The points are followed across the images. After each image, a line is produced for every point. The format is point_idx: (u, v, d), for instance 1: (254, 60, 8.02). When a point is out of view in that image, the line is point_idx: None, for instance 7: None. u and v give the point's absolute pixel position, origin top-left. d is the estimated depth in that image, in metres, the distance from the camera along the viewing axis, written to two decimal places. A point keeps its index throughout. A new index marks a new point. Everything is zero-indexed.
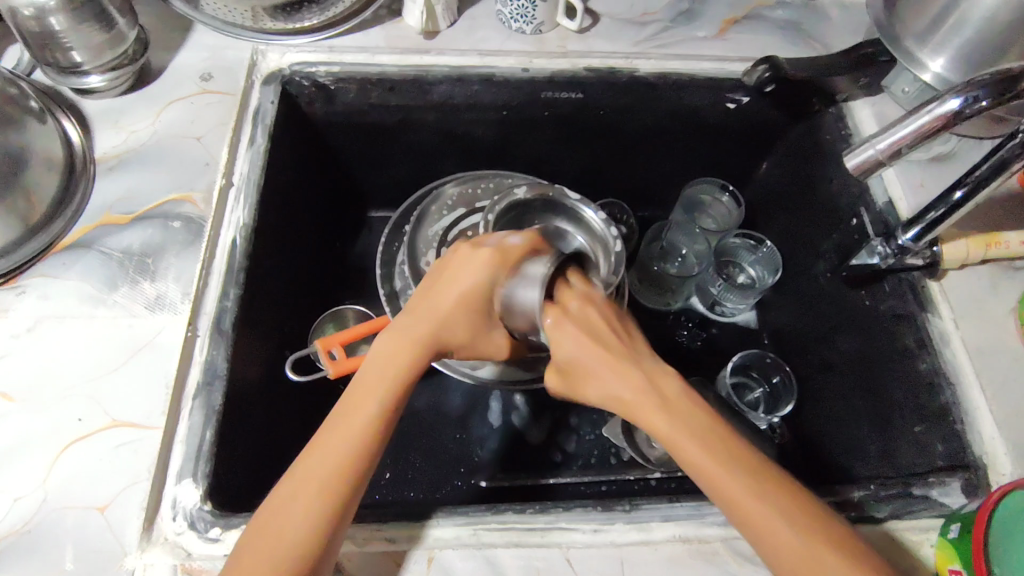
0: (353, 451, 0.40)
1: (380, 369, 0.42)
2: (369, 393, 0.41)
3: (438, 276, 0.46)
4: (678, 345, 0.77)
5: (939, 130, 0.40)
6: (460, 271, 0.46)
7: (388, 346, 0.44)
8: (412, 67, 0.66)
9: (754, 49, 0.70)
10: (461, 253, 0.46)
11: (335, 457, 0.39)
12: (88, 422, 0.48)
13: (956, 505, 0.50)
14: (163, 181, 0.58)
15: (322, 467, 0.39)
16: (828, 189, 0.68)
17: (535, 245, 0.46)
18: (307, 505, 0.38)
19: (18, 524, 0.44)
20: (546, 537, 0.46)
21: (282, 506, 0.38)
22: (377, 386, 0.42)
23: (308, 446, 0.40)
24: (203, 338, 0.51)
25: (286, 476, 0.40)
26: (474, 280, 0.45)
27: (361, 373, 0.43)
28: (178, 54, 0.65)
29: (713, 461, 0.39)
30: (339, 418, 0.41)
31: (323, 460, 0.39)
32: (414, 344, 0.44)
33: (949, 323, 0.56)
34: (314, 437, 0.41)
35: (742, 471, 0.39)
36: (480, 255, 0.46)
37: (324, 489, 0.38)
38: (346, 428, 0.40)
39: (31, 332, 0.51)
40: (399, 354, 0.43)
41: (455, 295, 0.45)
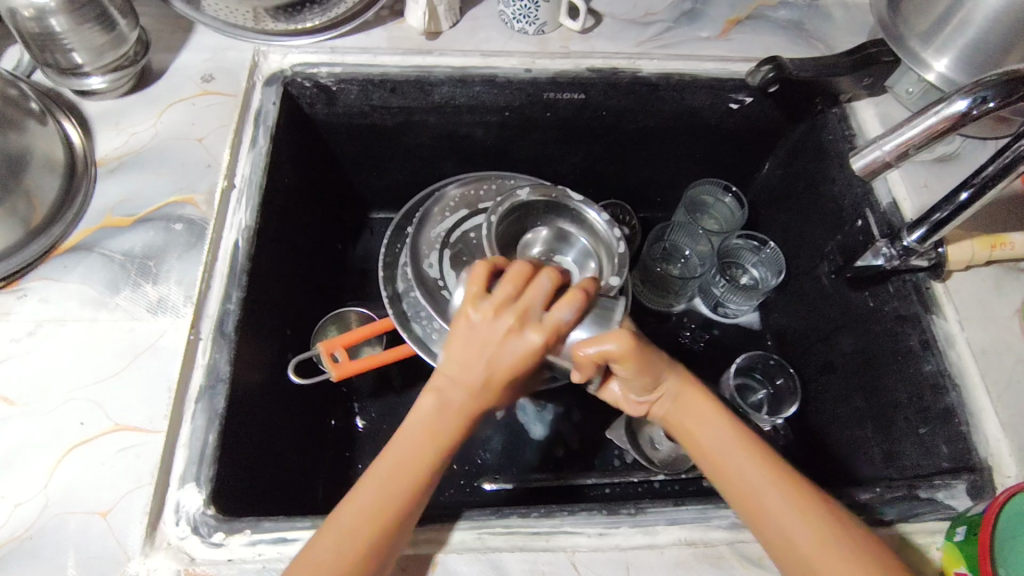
0: (395, 518, 0.40)
1: (429, 436, 0.43)
2: (417, 455, 0.43)
3: (469, 348, 0.44)
4: (680, 346, 0.77)
5: (947, 132, 0.40)
6: (500, 341, 0.44)
7: (434, 410, 0.44)
8: (413, 67, 0.65)
9: (757, 49, 0.70)
10: (490, 322, 0.44)
11: (388, 519, 0.40)
12: (90, 427, 0.47)
13: (961, 508, 0.50)
14: (164, 183, 0.58)
15: (370, 530, 0.40)
16: (831, 189, 0.67)
17: (573, 313, 0.44)
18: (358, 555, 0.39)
19: (21, 529, 0.44)
20: (551, 541, 0.46)
21: (331, 552, 0.39)
22: (429, 446, 0.43)
23: (349, 501, 0.41)
24: (205, 341, 0.51)
25: (325, 526, 0.40)
26: (517, 353, 0.44)
27: (410, 437, 0.43)
28: (179, 54, 0.65)
29: (763, 499, 0.42)
30: (393, 471, 0.42)
31: (365, 522, 0.40)
32: (459, 410, 0.44)
33: (955, 325, 0.56)
34: (358, 493, 0.41)
35: (782, 492, 0.42)
36: (520, 329, 0.44)
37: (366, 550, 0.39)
38: (393, 490, 0.41)
39: (32, 335, 0.50)
40: (446, 422, 0.44)
41: (484, 364, 0.44)
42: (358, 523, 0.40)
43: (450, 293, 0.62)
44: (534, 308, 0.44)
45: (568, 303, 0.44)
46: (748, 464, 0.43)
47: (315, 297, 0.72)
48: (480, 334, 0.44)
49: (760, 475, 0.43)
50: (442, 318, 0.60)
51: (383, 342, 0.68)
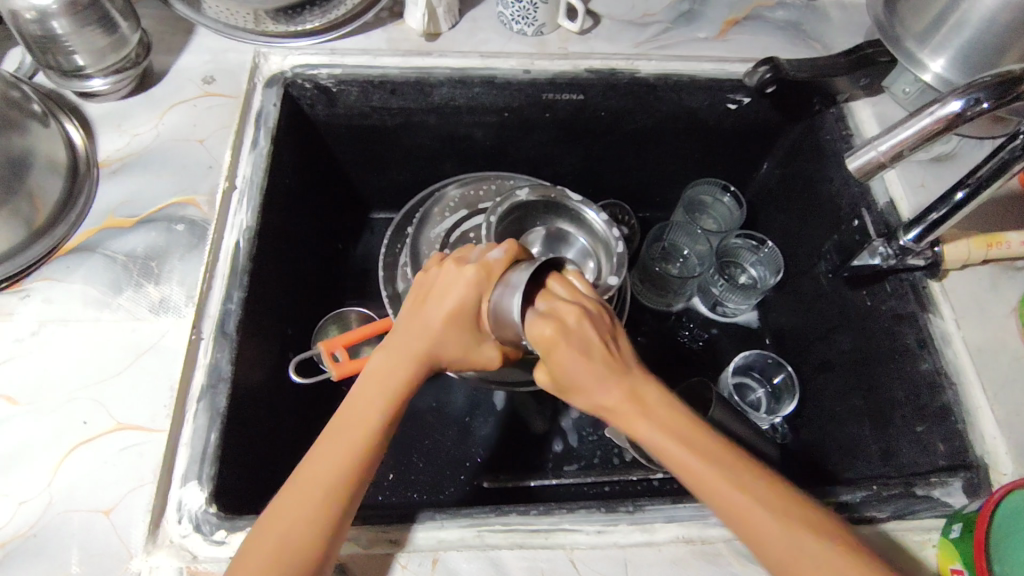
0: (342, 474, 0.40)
1: (377, 385, 0.43)
2: (364, 410, 0.43)
3: (428, 298, 0.46)
4: (679, 346, 0.77)
5: (941, 132, 0.41)
6: (443, 292, 0.46)
7: (381, 366, 0.44)
8: (413, 69, 0.66)
9: (755, 50, 0.70)
10: (450, 271, 0.46)
11: (335, 472, 0.40)
12: (93, 426, 0.48)
13: (957, 505, 0.50)
14: (166, 184, 0.58)
15: (316, 489, 0.40)
16: (829, 189, 0.68)
17: (563, 291, 0.43)
18: (311, 508, 0.39)
19: (25, 528, 0.44)
20: (550, 538, 0.46)
21: (284, 518, 0.39)
22: (374, 401, 0.43)
23: (297, 474, 0.41)
24: (207, 341, 0.51)
25: (281, 493, 0.40)
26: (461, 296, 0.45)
27: (357, 395, 0.43)
28: (180, 56, 0.65)
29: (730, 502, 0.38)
30: (344, 424, 0.42)
31: (313, 480, 0.40)
32: (408, 358, 0.45)
33: (951, 324, 0.56)
34: (308, 458, 0.41)
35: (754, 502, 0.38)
36: (460, 269, 0.45)
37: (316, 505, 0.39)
38: (346, 443, 0.41)
39: (36, 335, 0.51)
40: (395, 372, 0.44)
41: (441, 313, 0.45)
42: (318, 471, 0.40)
43: None
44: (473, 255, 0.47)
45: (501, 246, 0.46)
46: (719, 469, 0.38)
47: (315, 298, 0.72)
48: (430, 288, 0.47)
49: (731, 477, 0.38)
50: None
51: (383, 340, 0.69)
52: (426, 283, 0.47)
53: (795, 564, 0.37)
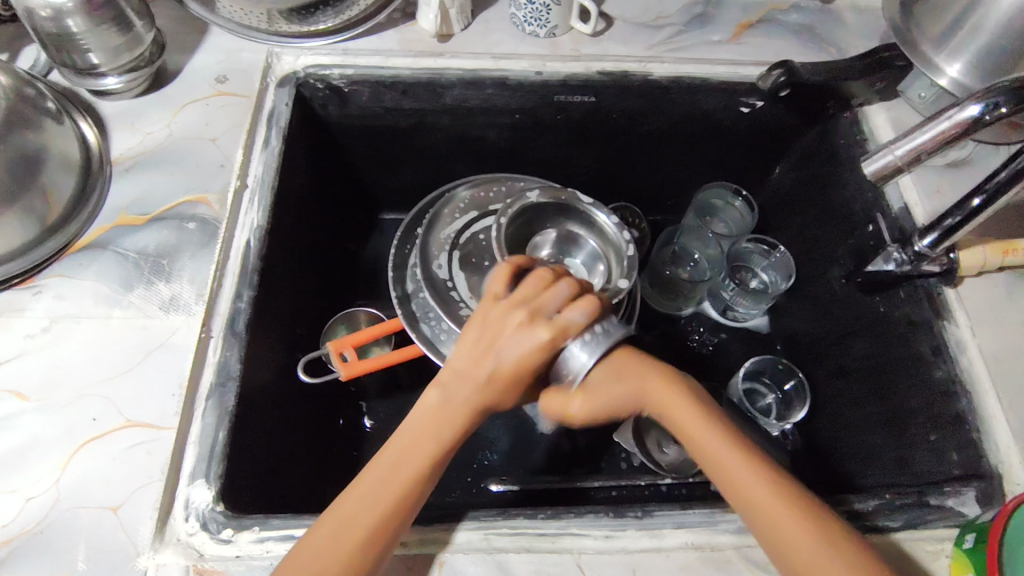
0: (388, 511, 0.41)
1: (431, 429, 0.44)
2: (407, 458, 0.43)
3: (483, 337, 0.44)
4: (689, 350, 0.77)
5: (959, 137, 0.40)
6: (507, 343, 0.43)
7: (435, 407, 0.45)
8: (424, 70, 0.66)
9: (769, 54, 0.70)
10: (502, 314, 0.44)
11: (385, 507, 0.41)
12: (102, 423, 0.48)
13: (971, 515, 0.49)
14: (178, 182, 0.58)
15: (357, 526, 0.40)
16: (842, 194, 0.67)
17: (585, 316, 0.43)
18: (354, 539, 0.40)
19: (32, 523, 0.44)
20: (557, 543, 0.46)
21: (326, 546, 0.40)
22: (424, 443, 0.44)
23: (346, 497, 0.42)
24: (216, 339, 0.51)
25: (324, 522, 0.41)
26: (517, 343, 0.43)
27: (410, 434, 0.44)
28: (194, 55, 0.65)
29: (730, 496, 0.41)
30: (396, 462, 0.43)
31: (358, 514, 0.41)
32: (460, 405, 0.44)
33: (966, 331, 0.55)
34: (354, 489, 0.42)
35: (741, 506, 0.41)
36: (528, 329, 0.43)
37: (361, 542, 0.40)
38: (397, 485, 0.42)
39: (47, 332, 0.51)
40: (446, 418, 0.44)
41: (502, 359, 0.44)
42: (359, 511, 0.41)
43: (459, 296, 0.61)
44: (550, 309, 0.44)
45: (582, 307, 0.43)
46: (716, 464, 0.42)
47: (326, 297, 0.72)
48: (488, 327, 0.44)
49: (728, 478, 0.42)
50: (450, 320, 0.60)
51: (392, 341, 0.68)
52: (489, 324, 0.45)
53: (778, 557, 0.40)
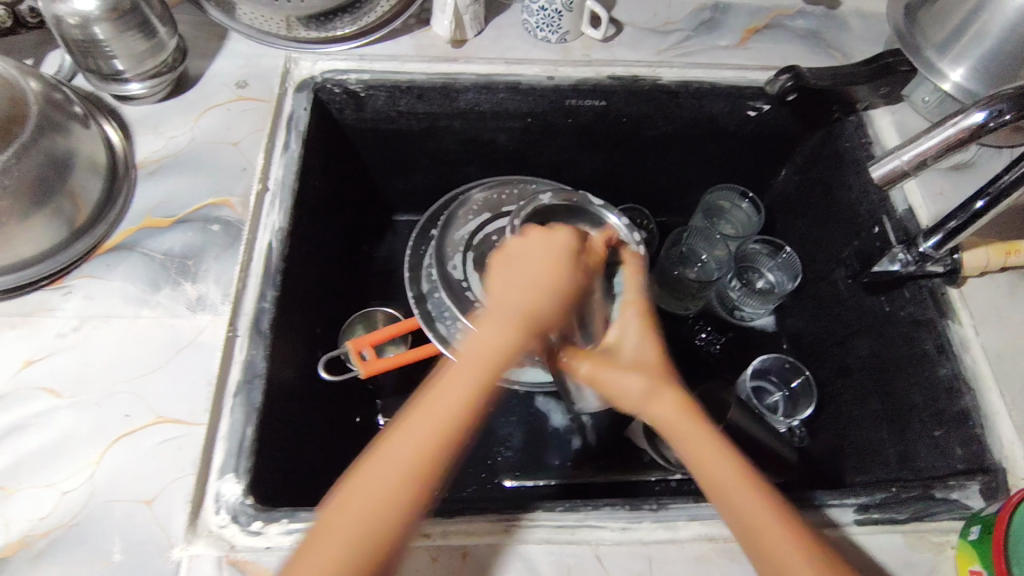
0: (450, 431, 0.41)
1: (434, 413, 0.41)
2: (410, 428, 0.41)
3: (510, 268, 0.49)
4: (697, 349, 0.79)
5: (964, 143, 0.41)
6: (531, 257, 0.50)
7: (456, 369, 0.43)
8: (439, 75, 0.68)
9: (775, 59, 0.71)
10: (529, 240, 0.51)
11: (394, 484, 0.39)
12: (133, 419, 0.49)
13: (975, 508, 0.51)
14: (202, 186, 0.60)
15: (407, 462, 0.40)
16: (847, 196, 0.69)
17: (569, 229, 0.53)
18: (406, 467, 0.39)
19: (68, 516, 0.46)
20: (575, 535, 0.47)
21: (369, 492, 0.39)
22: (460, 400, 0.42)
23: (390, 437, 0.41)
24: (242, 338, 0.53)
25: (336, 508, 0.39)
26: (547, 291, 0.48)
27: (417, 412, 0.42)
28: (214, 61, 0.67)
29: (747, 503, 0.43)
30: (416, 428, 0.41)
31: (392, 461, 0.40)
32: (511, 331, 0.45)
33: (969, 330, 0.57)
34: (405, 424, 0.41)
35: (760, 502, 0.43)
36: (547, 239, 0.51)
37: (404, 484, 0.39)
38: (403, 463, 0.39)
39: (78, 331, 0.52)
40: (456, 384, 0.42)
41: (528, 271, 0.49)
42: (366, 489, 0.39)
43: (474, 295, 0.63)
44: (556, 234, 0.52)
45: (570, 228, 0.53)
46: (725, 462, 0.45)
47: (343, 298, 0.74)
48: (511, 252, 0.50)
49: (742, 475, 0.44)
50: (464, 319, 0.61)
51: (408, 341, 0.70)
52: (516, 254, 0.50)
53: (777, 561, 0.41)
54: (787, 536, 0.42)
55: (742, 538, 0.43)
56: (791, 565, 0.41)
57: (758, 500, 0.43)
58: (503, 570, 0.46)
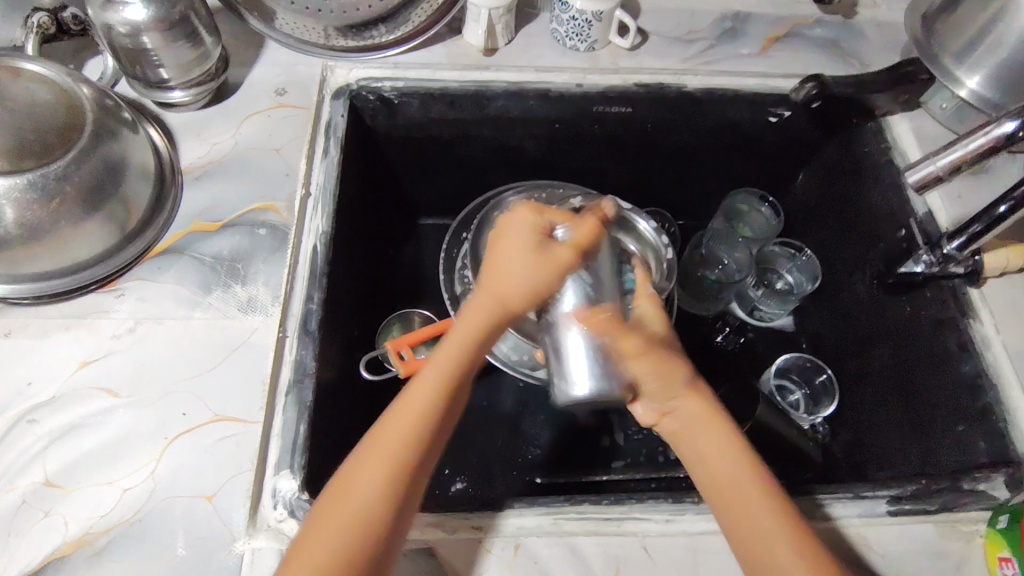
0: (428, 420, 0.45)
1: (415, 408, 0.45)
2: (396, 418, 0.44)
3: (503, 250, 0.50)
4: (718, 349, 0.81)
5: (995, 151, 0.43)
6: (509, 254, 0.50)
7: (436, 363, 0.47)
8: (472, 82, 0.69)
9: (796, 67, 0.74)
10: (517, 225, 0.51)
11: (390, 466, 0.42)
12: (190, 418, 0.51)
13: (1001, 499, 0.53)
14: (247, 191, 0.61)
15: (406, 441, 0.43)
16: (866, 200, 0.71)
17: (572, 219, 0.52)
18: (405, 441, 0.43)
19: (132, 511, 0.47)
20: (622, 527, 0.49)
21: (369, 471, 0.42)
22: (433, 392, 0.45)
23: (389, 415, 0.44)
24: (291, 338, 0.55)
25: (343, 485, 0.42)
26: (530, 285, 0.49)
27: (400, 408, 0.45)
28: (253, 69, 0.68)
29: (735, 480, 0.46)
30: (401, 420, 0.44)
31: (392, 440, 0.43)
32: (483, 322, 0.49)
33: (990, 328, 0.59)
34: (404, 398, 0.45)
35: (749, 477, 0.46)
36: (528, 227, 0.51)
37: (402, 459, 0.43)
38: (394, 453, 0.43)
39: (132, 333, 0.54)
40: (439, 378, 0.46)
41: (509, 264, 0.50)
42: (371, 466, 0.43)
43: None
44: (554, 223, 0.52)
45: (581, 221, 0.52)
46: (734, 454, 0.47)
47: (375, 301, 0.75)
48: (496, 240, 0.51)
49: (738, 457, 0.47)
50: None
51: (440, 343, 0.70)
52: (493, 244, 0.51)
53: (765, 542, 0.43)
54: (773, 513, 0.44)
55: (734, 528, 0.45)
56: (780, 556, 0.43)
57: (754, 488, 0.45)
58: (554, 560, 0.48)
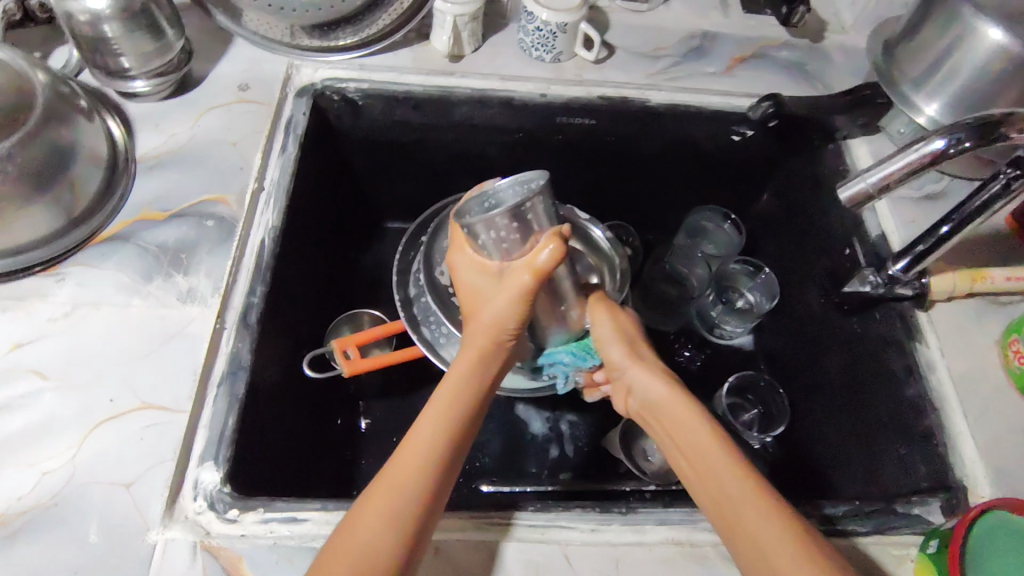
0: (422, 475, 0.44)
1: (412, 464, 0.45)
2: (399, 468, 0.45)
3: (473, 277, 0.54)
4: (677, 365, 0.81)
5: (925, 167, 0.43)
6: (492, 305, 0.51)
7: (425, 427, 0.47)
8: (435, 87, 0.70)
9: (759, 87, 0.74)
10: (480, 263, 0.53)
11: (398, 496, 0.43)
12: (118, 404, 0.50)
13: (936, 524, 0.52)
14: (199, 183, 0.61)
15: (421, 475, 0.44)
16: (824, 221, 0.71)
17: (549, 256, 0.48)
18: (416, 477, 0.44)
19: (47, 496, 0.46)
20: (546, 534, 0.48)
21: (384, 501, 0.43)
22: (426, 455, 0.45)
23: (401, 451, 0.46)
24: (229, 331, 0.54)
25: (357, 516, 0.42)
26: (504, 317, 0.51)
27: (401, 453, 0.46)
28: (218, 64, 0.69)
29: (725, 479, 0.45)
30: (402, 470, 0.44)
31: (400, 470, 0.44)
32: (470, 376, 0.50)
33: (936, 352, 0.59)
34: (411, 436, 0.47)
35: (749, 493, 0.44)
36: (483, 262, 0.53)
37: (411, 493, 0.43)
38: (402, 480, 0.44)
39: (68, 317, 0.53)
40: (431, 442, 0.46)
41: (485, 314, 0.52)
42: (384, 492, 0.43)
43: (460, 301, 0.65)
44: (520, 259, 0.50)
45: (548, 248, 0.48)
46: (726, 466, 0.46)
47: (332, 301, 0.75)
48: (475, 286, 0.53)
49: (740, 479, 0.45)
50: (450, 324, 0.64)
51: (393, 342, 0.72)
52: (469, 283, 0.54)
53: (760, 540, 0.42)
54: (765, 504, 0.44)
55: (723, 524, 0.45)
56: (772, 552, 0.42)
57: (742, 477, 0.45)
58: (474, 565, 0.47)
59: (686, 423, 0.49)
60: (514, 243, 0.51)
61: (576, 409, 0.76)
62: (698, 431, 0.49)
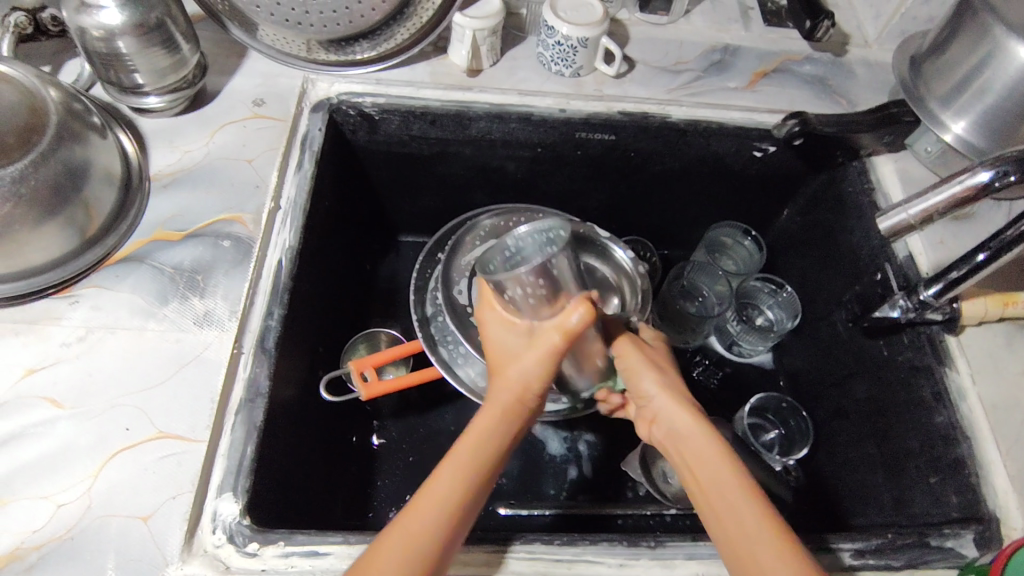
0: (434, 530, 0.42)
1: (426, 513, 0.42)
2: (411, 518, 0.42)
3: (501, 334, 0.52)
4: (696, 382, 0.80)
5: (969, 201, 0.42)
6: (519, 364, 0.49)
7: (445, 475, 0.44)
8: (453, 102, 0.68)
9: (782, 102, 0.73)
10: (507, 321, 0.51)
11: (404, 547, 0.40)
12: (134, 433, 0.49)
13: (969, 558, 0.51)
14: (215, 201, 0.60)
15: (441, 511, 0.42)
16: (849, 240, 0.70)
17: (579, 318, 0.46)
18: (436, 524, 0.42)
19: (63, 529, 0.45)
20: (573, 569, 0.47)
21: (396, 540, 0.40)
22: (440, 506, 0.43)
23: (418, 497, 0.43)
24: (247, 355, 0.53)
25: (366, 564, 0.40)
26: (531, 377, 0.49)
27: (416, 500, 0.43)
28: (232, 78, 0.68)
29: (747, 525, 0.43)
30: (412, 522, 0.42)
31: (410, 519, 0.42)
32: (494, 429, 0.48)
33: (966, 378, 0.58)
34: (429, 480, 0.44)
35: (769, 539, 0.42)
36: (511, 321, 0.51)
37: (417, 546, 0.41)
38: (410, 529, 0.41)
39: (83, 341, 0.52)
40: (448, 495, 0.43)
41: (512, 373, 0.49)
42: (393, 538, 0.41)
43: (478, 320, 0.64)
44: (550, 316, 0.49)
45: (578, 311, 0.46)
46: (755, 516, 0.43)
47: (346, 318, 0.74)
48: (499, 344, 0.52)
49: (764, 525, 0.42)
50: (467, 344, 0.62)
51: (410, 362, 0.72)
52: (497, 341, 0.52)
53: None
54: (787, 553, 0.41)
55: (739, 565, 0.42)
56: None
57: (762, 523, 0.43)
58: None
59: (711, 459, 0.46)
60: (542, 299, 0.48)
61: (595, 429, 0.75)
62: (722, 471, 0.46)
